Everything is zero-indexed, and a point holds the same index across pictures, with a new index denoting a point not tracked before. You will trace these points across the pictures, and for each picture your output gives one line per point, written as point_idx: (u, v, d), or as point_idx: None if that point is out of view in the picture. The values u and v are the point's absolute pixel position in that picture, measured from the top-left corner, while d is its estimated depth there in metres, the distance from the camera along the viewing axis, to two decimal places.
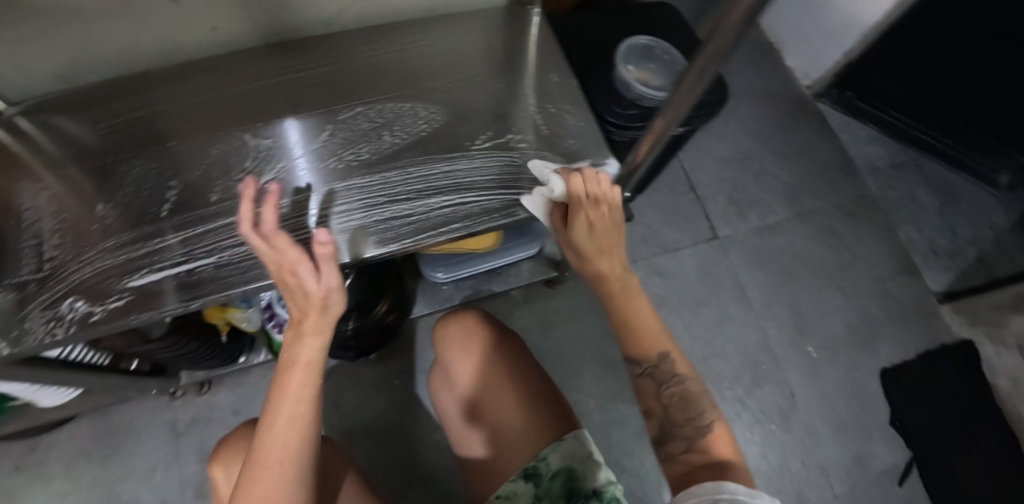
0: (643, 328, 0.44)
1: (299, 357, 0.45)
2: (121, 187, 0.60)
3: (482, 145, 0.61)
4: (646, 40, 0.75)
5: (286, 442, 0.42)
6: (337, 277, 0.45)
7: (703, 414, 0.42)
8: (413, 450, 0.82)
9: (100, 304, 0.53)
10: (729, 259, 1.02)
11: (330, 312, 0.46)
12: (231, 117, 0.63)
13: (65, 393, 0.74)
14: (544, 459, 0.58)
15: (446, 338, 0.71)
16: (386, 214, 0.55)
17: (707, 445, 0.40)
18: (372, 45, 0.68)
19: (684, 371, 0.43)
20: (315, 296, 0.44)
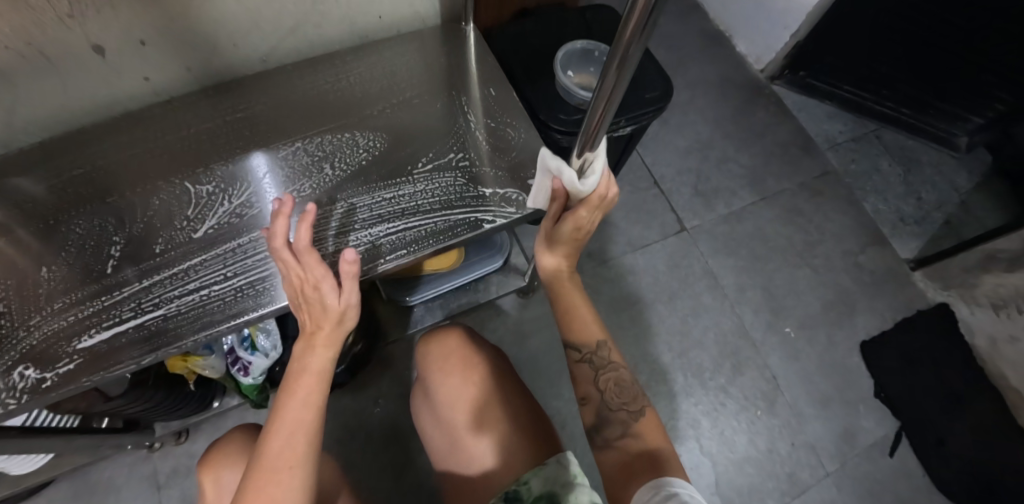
0: (580, 316, 0.54)
1: (312, 366, 0.48)
2: (66, 246, 0.59)
3: (424, 168, 0.61)
4: (583, 43, 0.75)
5: (296, 447, 0.45)
6: (357, 295, 0.47)
7: (635, 401, 0.50)
8: (398, 477, 0.81)
9: (50, 370, 0.52)
10: (699, 249, 1.02)
11: (343, 326, 0.49)
12: (172, 165, 0.63)
13: (34, 460, 0.73)
14: (526, 484, 0.56)
15: (428, 360, 0.70)
16: (363, 236, 0.56)
17: (640, 431, 0.47)
18: (309, 78, 0.68)
19: (617, 360, 0.52)
20: (334, 311, 0.47)
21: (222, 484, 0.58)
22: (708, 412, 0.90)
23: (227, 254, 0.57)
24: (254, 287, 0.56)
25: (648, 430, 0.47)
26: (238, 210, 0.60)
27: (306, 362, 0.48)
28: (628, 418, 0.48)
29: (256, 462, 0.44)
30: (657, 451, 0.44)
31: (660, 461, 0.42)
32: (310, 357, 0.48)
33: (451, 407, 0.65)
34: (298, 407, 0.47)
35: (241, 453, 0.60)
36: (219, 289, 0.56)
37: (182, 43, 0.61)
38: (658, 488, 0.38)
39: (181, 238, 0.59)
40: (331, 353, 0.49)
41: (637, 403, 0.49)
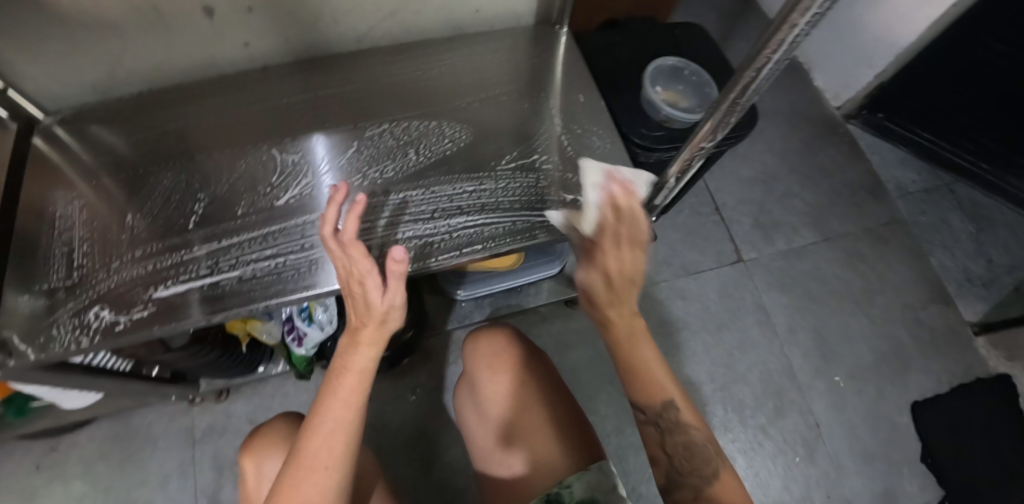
0: (646, 378, 0.45)
1: (353, 364, 0.47)
2: (152, 196, 0.61)
3: (507, 166, 0.61)
4: (675, 60, 0.75)
5: (334, 448, 0.44)
6: (401, 296, 0.45)
7: (710, 464, 0.42)
8: (426, 471, 0.80)
9: (124, 314, 0.54)
10: (753, 282, 1.00)
11: (386, 326, 0.47)
12: (261, 132, 0.64)
13: (87, 398, 0.76)
14: (568, 487, 0.55)
15: (475, 355, 0.70)
16: (414, 231, 0.56)
17: (716, 495, 0.40)
18: (400, 64, 0.69)
19: (692, 421, 0.43)
20: (377, 311, 0.45)
21: (262, 472, 0.59)
22: (744, 450, 0.88)
23: (304, 227, 0.58)
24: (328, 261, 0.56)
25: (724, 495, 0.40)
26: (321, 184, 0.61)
27: (350, 360, 0.47)
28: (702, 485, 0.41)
29: (294, 457, 0.44)
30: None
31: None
32: (353, 354, 0.47)
33: (494, 405, 0.65)
34: (338, 405, 0.46)
35: (286, 434, 0.61)
36: (294, 259, 0.56)
37: (287, 14, 0.62)
38: None
39: (264, 205, 0.60)
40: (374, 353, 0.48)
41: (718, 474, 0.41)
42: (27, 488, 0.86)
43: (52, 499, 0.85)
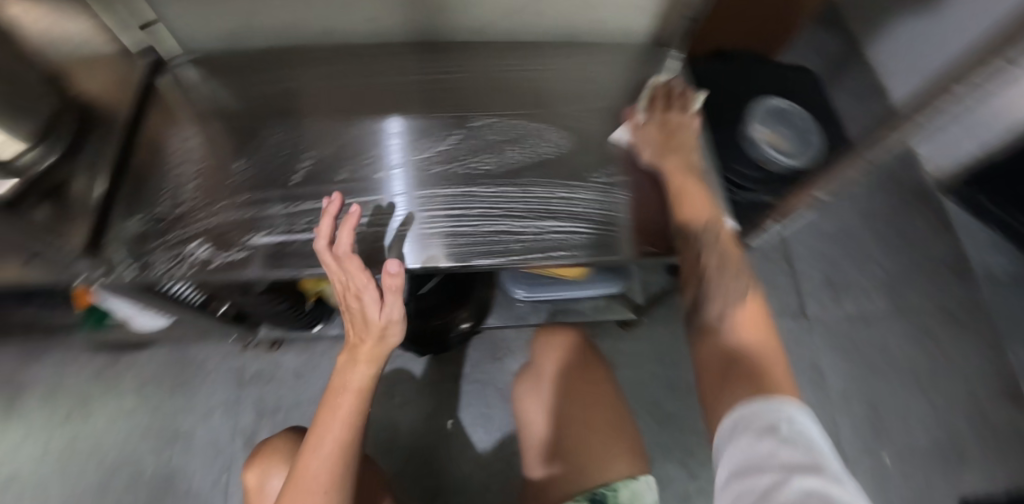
0: (689, 195, 0.49)
1: (352, 383, 0.50)
2: (263, 148, 0.66)
3: (602, 180, 0.63)
4: (780, 103, 0.74)
5: (329, 465, 0.46)
6: (399, 310, 0.48)
7: (745, 289, 0.41)
8: (444, 461, 0.85)
9: (222, 254, 0.58)
10: (812, 339, 0.96)
11: (385, 343, 0.50)
12: (373, 105, 0.69)
13: (158, 323, 0.81)
14: (613, 490, 0.56)
15: (549, 345, 0.72)
16: (500, 226, 0.60)
17: (739, 316, 0.39)
18: (512, 63, 0.72)
19: (725, 245, 0.45)
20: (376, 326, 0.48)
21: (267, 483, 0.62)
22: None
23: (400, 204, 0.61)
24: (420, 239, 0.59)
25: (755, 326, 0.38)
26: (425, 163, 0.64)
27: (349, 377, 0.50)
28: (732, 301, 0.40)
29: (293, 474, 0.47)
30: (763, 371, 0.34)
31: (770, 377, 0.33)
32: (353, 372, 0.50)
33: (562, 396, 0.66)
34: (337, 425, 0.48)
35: (290, 444, 0.64)
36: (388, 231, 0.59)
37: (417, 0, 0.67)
38: (762, 412, 0.30)
39: (370, 175, 0.63)
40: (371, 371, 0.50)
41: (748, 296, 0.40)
42: (87, 394, 0.93)
43: (106, 407, 0.92)
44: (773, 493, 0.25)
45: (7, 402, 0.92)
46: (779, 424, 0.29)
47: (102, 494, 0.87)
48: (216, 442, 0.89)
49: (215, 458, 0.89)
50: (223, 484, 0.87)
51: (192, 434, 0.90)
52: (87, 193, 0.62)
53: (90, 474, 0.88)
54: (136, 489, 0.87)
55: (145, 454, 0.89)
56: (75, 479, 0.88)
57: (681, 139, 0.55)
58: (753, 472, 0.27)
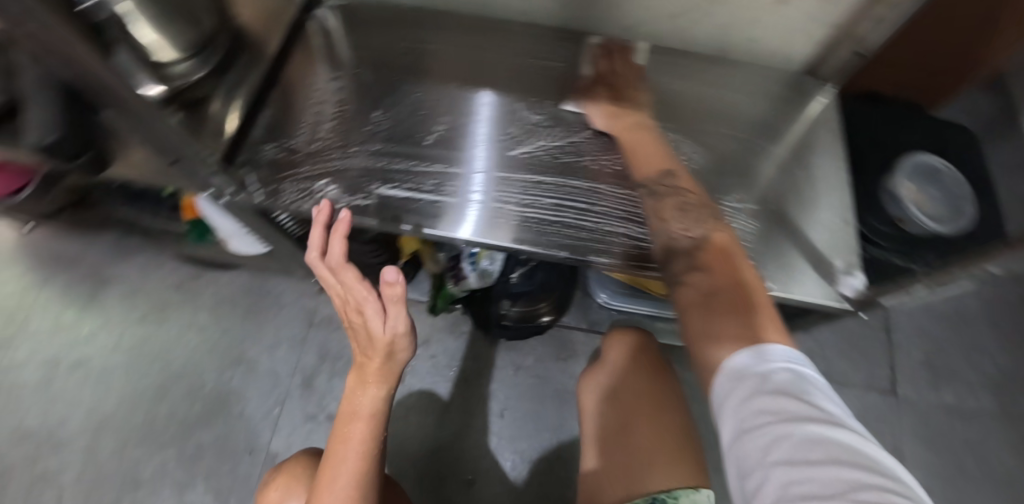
0: (647, 155, 0.58)
1: (363, 408, 0.53)
2: (407, 107, 0.68)
3: (732, 205, 0.64)
4: (939, 163, 0.68)
5: (348, 494, 0.49)
6: (401, 324, 0.51)
7: (709, 223, 0.48)
8: (477, 440, 0.88)
9: (348, 198, 0.61)
10: (896, 420, 0.90)
11: (390, 359, 0.53)
12: (511, 82, 0.71)
13: (255, 249, 0.84)
14: (674, 497, 0.51)
15: (617, 345, 0.69)
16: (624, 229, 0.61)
17: (709, 249, 0.44)
18: (659, 72, 0.73)
19: (686, 186, 0.52)
20: (381, 341, 0.51)
21: None
22: None
23: (527, 187, 0.63)
24: (542, 224, 0.60)
25: (723, 254, 0.44)
26: (555, 150, 0.66)
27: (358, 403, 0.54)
28: (703, 241, 0.46)
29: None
30: (747, 294, 0.38)
31: (747, 306, 0.37)
32: (360, 398, 0.54)
33: (628, 393, 0.62)
34: (352, 454, 0.52)
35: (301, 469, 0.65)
36: (513, 210, 0.61)
37: None
38: (759, 362, 0.31)
39: (507, 154, 0.65)
40: (380, 388, 0.54)
41: (713, 225, 0.47)
42: (166, 301, 0.97)
43: (179, 316, 0.96)
44: (774, 446, 0.27)
45: (94, 291, 0.98)
46: (772, 373, 0.30)
47: (162, 398, 0.91)
48: (275, 374, 0.92)
49: (272, 389, 0.91)
50: (274, 417, 0.90)
51: (255, 362, 0.93)
52: (221, 115, 0.64)
53: (154, 376, 0.92)
54: (191, 401, 0.90)
55: (208, 370, 0.93)
56: (140, 377, 0.92)
57: (635, 105, 0.65)
58: (756, 430, 0.28)
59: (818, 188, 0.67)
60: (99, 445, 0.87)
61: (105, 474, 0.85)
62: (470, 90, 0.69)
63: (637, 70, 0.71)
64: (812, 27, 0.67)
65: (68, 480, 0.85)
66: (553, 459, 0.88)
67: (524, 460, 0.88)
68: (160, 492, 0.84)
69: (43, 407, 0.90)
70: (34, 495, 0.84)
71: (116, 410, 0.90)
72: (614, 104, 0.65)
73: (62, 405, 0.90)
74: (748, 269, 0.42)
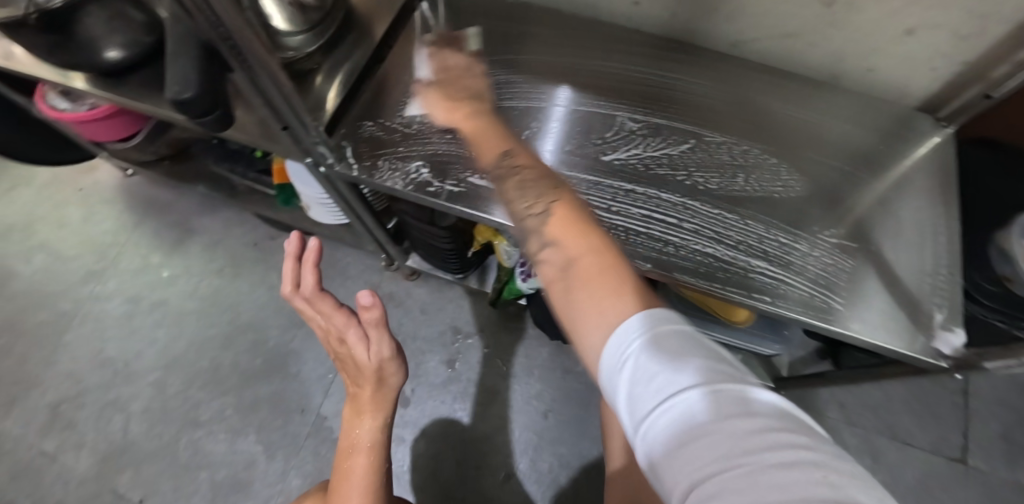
0: (491, 136, 0.51)
1: (363, 440, 0.64)
2: (507, 101, 0.69)
3: (827, 239, 0.62)
4: None
5: None
6: (385, 349, 0.60)
7: (544, 186, 0.41)
8: (516, 437, 0.91)
9: (438, 182, 0.63)
10: (969, 494, 0.83)
11: (383, 382, 0.62)
12: (610, 87, 0.71)
13: (333, 220, 0.88)
14: None
15: None
16: (708, 249, 0.60)
17: (549, 218, 0.37)
18: (766, 93, 0.71)
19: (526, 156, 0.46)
20: (370, 368, 0.60)
21: None
22: None
23: (615, 193, 0.63)
24: (625, 233, 0.60)
25: (559, 214, 0.37)
26: (648, 160, 0.65)
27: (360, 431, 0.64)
28: (544, 216, 0.38)
29: None
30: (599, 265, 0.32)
31: (599, 280, 0.31)
32: (361, 425, 0.64)
33: None
34: (357, 481, 0.62)
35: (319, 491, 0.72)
36: (597, 214, 0.61)
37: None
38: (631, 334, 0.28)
39: (600, 158, 0.65)
40: (376, 418, 0.64)
41: (551, 187, 0.40)
42: (242, 257, 1.03)
43: (253, 273, 1.01)
44: (664, 423, 0.24)
45: (179, 238, 1.04)
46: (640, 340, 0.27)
47: (227, 347, 0.96)
48: None
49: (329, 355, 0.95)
50: (328, 381, 0.93)
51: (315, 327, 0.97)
52: (323, 89, 0.67)
53: (223, 325, 0.97)
54: (253, 354, 0.95)
55: (272, 328, 0.97)
56: (210, 324, 0.97)
57: (470, 87, 0.62)
58: (647, 414, 0.25)
59: (927, 233, 0.62)
60: (167, 382, 0.93)
61: (169, 410, 0.91)
62: (554, 84, 0.70)
63: (473, 57, 0.69)
64: (946, 63, 0.62)
65: (136, 409, 0.91)
66: (590, 468, 0.89)
67: (562, 463, 0.89)
68: (215, 435, 0.89)
69: (122, 338, 0.96)
70: (106, 418, 0.90)
71: (185, 351, 0.95)
72: (448, 90, 0.62)
73: (138, 339, 0.96)
74: (592, 225, 0.36)
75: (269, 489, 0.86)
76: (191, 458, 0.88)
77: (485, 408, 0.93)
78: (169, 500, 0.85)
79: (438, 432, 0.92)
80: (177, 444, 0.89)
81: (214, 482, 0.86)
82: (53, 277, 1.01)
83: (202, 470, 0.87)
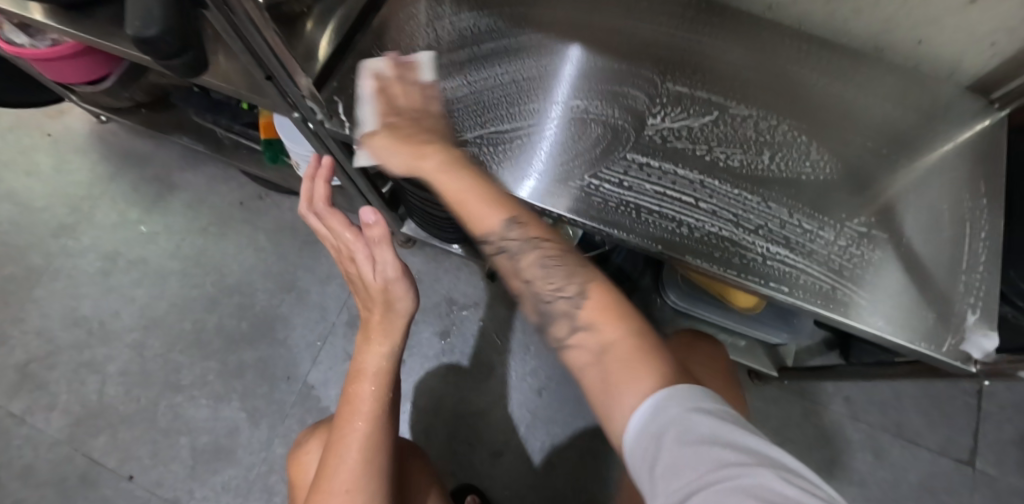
0: (472, 201, 0.45)
1: (368, 366, 0.57)
2: (514, 61, 0.62)
3: (854, 227, 0.57)
4: None
5: (357, 457, 0.54)
6: (391, 261, 0.54)
7: (574, 281, 0.39)
8: (511, 413, 0.89)
9: None
10: (966, 493, 0.83)
11: (394, 306, 0.56)
12: (631, 48, 0.64)
13: None
14: None
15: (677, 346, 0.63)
16: (725, 231, 0.55)
17: (593, 320, 0.37)
18: (801, 65, 0.65)
19: (537, 231, 0.43)
20: (375, 287, 0.55)
21: (306, 462, 0.66)
22: None
23: (629, 166, 0.57)
24: (636, 210, 0.55)
25: (612, 324, 0.36)
26: (666, 132, 0.59)
27: (366, 361, 0.57)
28: (578, 297, 0.38)
29: (321, 480, 0.54)
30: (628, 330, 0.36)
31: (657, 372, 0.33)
32: (368, 354, 0.57)
33: None
34: (360, 412, 0.56)
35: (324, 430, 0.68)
36: (606, 189, 0.55)
37: None
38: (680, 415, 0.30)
39: (614, 127, 0.59)
40: (385, 346, 0.57)
41: (585, 275, 0.40)
42: (227, 215, 0.97)
43: (239, 233, 0.96)
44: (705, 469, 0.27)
45: (160, 192, 0.98)
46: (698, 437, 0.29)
47: (211, 310, 0.91)
48: (324, 309, 0.92)
49: (318, 322, 0.91)
50: (316, 350, 0.89)
51: (305, 292, 0.93)
52: (315, 37, 0.60)
53: (206, 287, 0.93)
54: (239, 318, 0.91)
55: (259, 292, 0.92)
56: (192, 286, 0.92)
57: (432, 137, 0.51)
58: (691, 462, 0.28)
59: (966, 228, 0.57)
60: (146, 344, 0.89)
61: (148, 373, 0.87)
62: (562, 43, 0.63)
63: (416, 80, 0.58)
64: (1009, 37, 0.56)
65: (113, 372, 0.87)
66: (584, 448, 0.87)
67: (554, 442, 0.87)
68: (197, 400, 0.86)
69: (98, 297, 0.92)
70: (80, 379, 0.87)
71: (165, 313, 0.91)
72: (402, 132, 0.51)
73: (116, 297, 0.92)
74: (628, 315, 0.37)
75: (252, 458, 0.83)
76: (170, 423, 0.85)
77: (480, 384, 0.90)
78: (148, 465, 0.83)
79: (429, 406, 0.89)
80: (157, 409, 0.85)
81: (195, 449, 0.83)
82: (22, 229, 0.95)
83: (181, 436, 0.84)
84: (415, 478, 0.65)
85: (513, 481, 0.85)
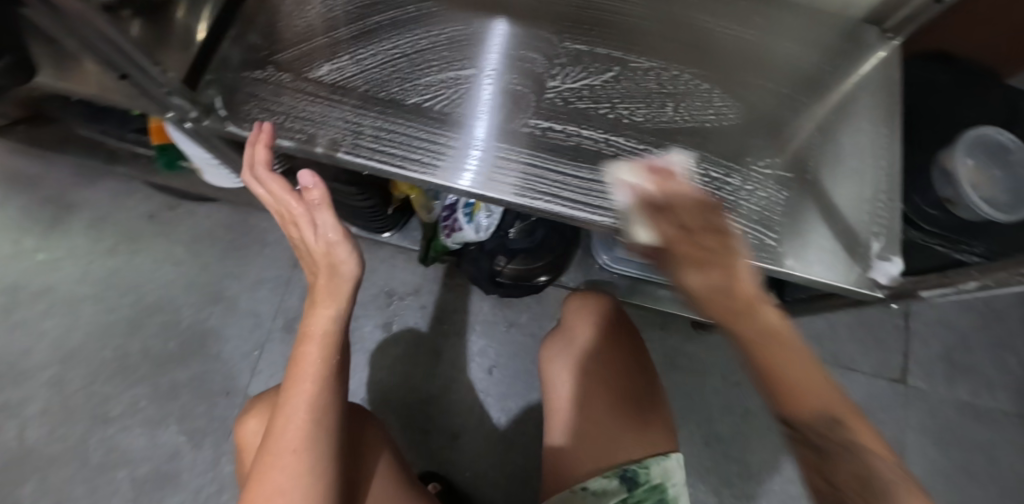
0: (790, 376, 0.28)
1: (316, 328, 0.50)
2: (404, 34, 0.59)
3: (762, 170, 0.57)
4: (1009, 138, 0.61)
5: (303, 420, 0.47)
6: (332, 225, 0.50)
7: None
8: (465, 396, 0.88)
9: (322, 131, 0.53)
10: (902, 410, 0.87)
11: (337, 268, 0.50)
12: (528, 9, 0.61)
13: (231, 182, 0.78)
14: (646, 467, 0.52)
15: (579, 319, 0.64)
16: None
17: None
18: (700, 12, 0.64)
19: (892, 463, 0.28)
20: (318, 252, 0.50)
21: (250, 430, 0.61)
22: None
23: (533, 132, 0.55)
24: (544, 176, 0.52)
25: None
26: (568, 93, 0.57)
27: (313, 322, 0.51)
28: None
29: (265, 447, 0.46)
30: None
31: None
32: (315, 315, 0.51)
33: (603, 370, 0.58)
34: (307, 374, 0.49)
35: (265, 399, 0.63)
36: (511, 157, 0.53)
37: None
38: None
39: (514, 92, 0.56)
40: (332, 307, 0.51)
41: None
42: (136, 231, 0.90)
43: (153, 249, 0.90)
44: None
45: (57, 215, 0.90)
46: None
47: (133, 333, 0.86)
48: (257, 316, 0.88)
49: (251, 332, 0.87)
50: (254, 360, 0.86)
51: (234, 302, 0.88)
52: (185, 26, 0.55)
53: (124, 310, 0.87)
54: (165, 338, 0.86)
55: (183, 307, 0.87)
56: (109, 310, 0.87)
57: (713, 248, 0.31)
58: None
59: (867, 159, 0.58)
60: (66, 378, 0.83)
61: (72, 408, 0.82)
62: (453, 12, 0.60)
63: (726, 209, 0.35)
64: None
65: (33, 413, 0.81)
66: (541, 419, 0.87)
67: (511, 417, 0.87)
68: (130, 430, 0.81)
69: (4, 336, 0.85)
70: None
71: (83, 344, 0.85)
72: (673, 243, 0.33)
73: (24, 334, 0.85)
74: None
75: (199, 480, 0.80)
76: (105, 457, 0.80)
77: (431, 371, 0.89)
78: None
79: (380, 401, 0.87)
80: (87, 445, 0.80)
81: (136, 480, 0.79)
82: None
83: (118, 469, 0.80)
84: (368, 439, 0.58)
85: (473, 462, 0.85)
